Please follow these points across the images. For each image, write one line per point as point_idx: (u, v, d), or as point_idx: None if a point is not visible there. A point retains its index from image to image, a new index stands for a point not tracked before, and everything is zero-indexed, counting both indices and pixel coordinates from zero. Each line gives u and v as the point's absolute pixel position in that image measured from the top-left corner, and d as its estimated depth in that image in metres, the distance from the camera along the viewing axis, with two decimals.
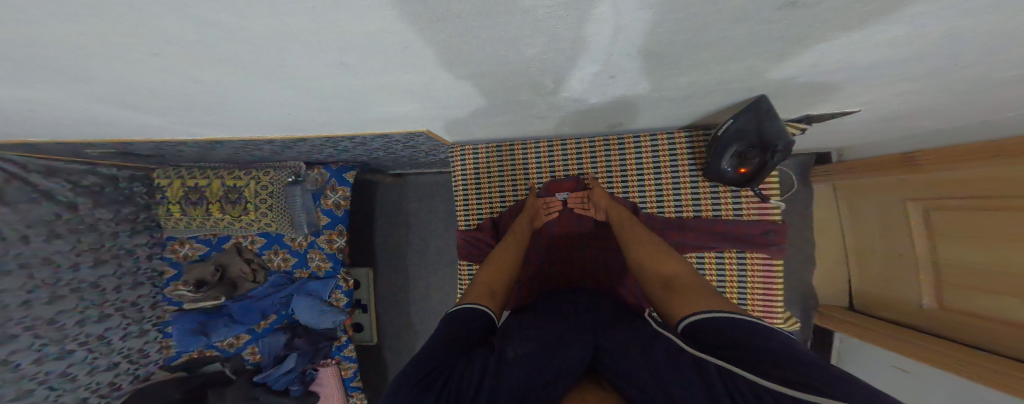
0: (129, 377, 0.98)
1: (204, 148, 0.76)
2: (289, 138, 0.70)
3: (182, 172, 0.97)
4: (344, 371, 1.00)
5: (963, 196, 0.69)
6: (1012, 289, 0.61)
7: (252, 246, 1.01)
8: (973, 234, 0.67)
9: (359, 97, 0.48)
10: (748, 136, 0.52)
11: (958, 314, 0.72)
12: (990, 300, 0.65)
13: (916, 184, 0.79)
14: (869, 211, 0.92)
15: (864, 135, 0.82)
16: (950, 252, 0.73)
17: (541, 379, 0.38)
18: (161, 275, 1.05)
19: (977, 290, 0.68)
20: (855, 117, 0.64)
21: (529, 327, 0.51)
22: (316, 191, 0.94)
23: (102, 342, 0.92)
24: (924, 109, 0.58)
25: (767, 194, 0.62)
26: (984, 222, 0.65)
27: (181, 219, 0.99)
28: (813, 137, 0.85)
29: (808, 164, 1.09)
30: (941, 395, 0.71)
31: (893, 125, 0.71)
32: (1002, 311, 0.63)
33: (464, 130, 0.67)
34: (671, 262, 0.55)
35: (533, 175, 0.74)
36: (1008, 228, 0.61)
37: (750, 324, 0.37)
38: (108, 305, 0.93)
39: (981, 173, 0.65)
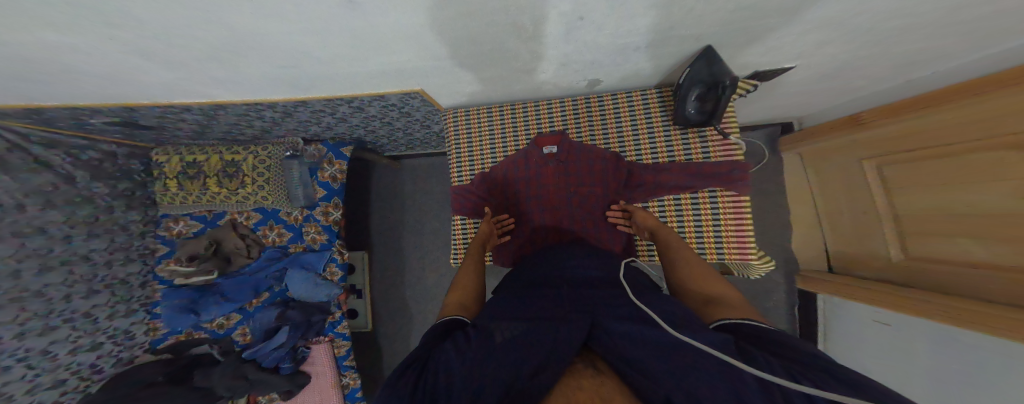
0: (112, 359, 0.95)
1: (206, 116, 0.77)
2: (292, 100, 0.72)
3: (181, 149, 1.00)
4: (337, 349, 1.00)
5: (913, 148, 0.71)
6: (965, 229, 0.61)
7: (248, 222, 1.03)
8: (924, 181, 0.69)
9: (362, 45, 0.50)
10: (701, 77, 0.58)
11: (922, 262, 0.72)
12: (948, 245, 0.65)
13: (866, 144, 0.82)
14: (832, 176, 0.96)
15: (819, 103, 0.90)
16: (907, 202, 0.74)
17: (524, 371, 0.31)
18: (152, 253, 1.06)
19: (935, 236, 0.68)
20: (803, 82, 0.72)
21: (515, 303, 0.46)
22: (313, 165, 0.99)
23: (87, 320, 0.90)
24: (864, 68, 0.64)
25: (728, 131, 0.69)
26: (935, 168, 0.66)
27: (177, 194, 1.01)
28: (777, 106, 0.92)
29: (774, 134, 1.15)
30: (928, 345, 0.71)
31: (842, 90, 0.78)
32: (965, 252, 0.62)
33: (453, 88, 0.72)
34: (725, 288, 0.48)
35: (520, 132, 0.79)
36: (957, 173, 0.62)
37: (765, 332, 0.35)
38: (97, 281, 0.93)
39: (920, 124, 0.68)
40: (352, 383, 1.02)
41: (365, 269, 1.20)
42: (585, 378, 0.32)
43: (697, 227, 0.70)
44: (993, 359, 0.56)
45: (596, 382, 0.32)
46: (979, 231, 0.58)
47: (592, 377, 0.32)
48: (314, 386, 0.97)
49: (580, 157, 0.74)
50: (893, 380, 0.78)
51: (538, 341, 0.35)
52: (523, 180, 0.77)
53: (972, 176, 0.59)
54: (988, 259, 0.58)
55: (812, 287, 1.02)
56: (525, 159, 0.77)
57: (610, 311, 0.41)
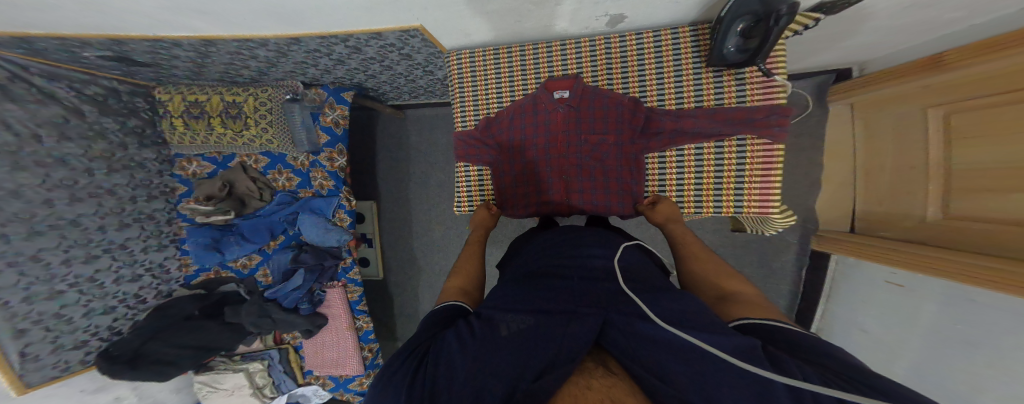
0: (153, 291, 1.04)
1: (198, 53, 0.77)
2: (283, 38, 0.69)
3: (182, 88, 0.99)
4: (350, 294, 1.06)
5: (984, 93, 0.60)
6: (1018, 184, 0.54)
7: (256, 165, 1.05)
8: (987, 132, 0.59)
9: None
10: (750, 6, 0.48)
11: (956, 220, 0.67)
12: (995, 203, 0.58)
13: (937, 89, 0.70)
14: (882, 126, 0.87)
15: (873, 45, 0.79)
16: (965, 156, 0.65)
17: (532, 369, 0.31)
18: (172, 191, 1.10)
19: (984, 193, 0.61)
20: (859, 19, 0.62)
21: (524, 293, 0.46)
22: (315, 110, 0.97)
23: (125, 251, 0.97)
24: (935, 4, 0.54)
25: (774, 71, 0.60)
26: (1001, 120, 0.57)
27: (185, 133, 1.01)
28: (823, 49, 0.82)
29: (825, 85, 1.05)
30: (935, 304, 0.69)
31: (921, 26, 0.66)
32: (1015, 211, 0.55)
33: (456, 26, 0.66)
34: (742, 285, 0.49)
35: (531, 74, 0.73)
36: (1011, 122, 0.55)
37: (792, 333, 0.34)
38: (127, 215, 0.97)
39: (981, 71, 0.59)
40: (365, 326, 1.09)
41: (373, 219, 1.24)
42: (597, 378, 0.31)
43: (715, 181, 0.68)
44: (1001, 315, 0.55)
45: (608, 383, 0.30)
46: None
47: (601, 375, 0.32)
48: (332, 326, 1.05)
49: (594, 102, 0.69)
50: (891, 334, 0.79)
51: (546, 340, 0.34)
52: (531, 127, 0.73)
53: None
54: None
55: (828, 248, 1.00)
56: (534, 104, 0.72)
57: (621, 306, 0.40)
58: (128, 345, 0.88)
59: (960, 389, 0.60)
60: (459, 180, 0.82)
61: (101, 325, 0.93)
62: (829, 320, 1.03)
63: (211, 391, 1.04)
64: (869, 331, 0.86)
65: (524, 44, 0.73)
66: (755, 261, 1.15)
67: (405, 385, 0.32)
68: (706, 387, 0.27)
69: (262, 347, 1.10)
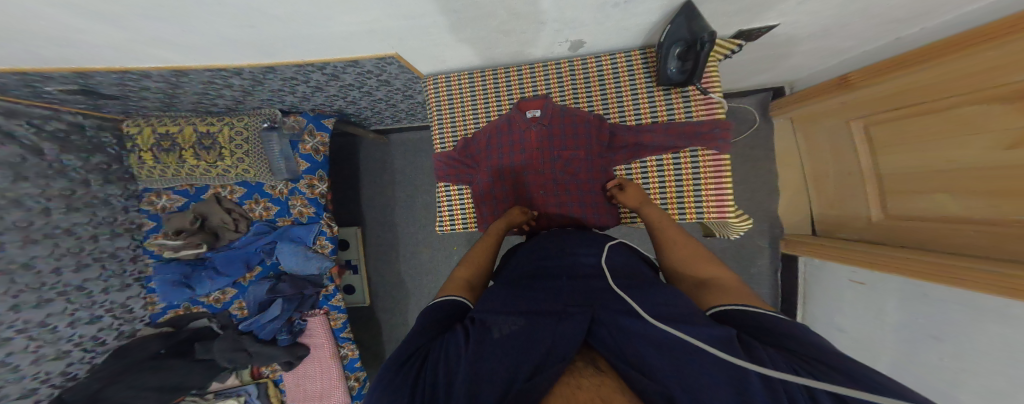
0: (113, 332, 0.98)
1: (170, 84, 0.76)
2: (258, 67, 0.70)
3: (154, 120, 0.97)
4: (332, 322, 1.04)
5: (904, 105, 0.68)
6: (960, 186, 0.59)
7: (232, 195, 1.02)
8: (916, 139, 0.66)
9: (321, 3, 0.45)
10: (680, 34, 0.54)
11: (899, 220, 0.74)
12: (938, 201, 0.64)
13: (855, 105, 0.79)
14: (821, 138, 0.95)
15: (802, 67, 0.89)
16: (898, 162, 0.72)
17: (523, 370, 0.32)
18: (140, 228, 1.05)
19: (917, 194, 0.68)
20: (793, 43, 0.69)
21: (516, 295, 0.46)
22: (293, 138, 0.97)
23: (82, 293, 0.92)
24: (857, 25, 0.61)
25: (709, 88, 0.68)
26: (930, 125, 0.63)
27: (154, 166, 0.99)
28: (760, 71, 0.90)
29: (765, 100, 1.13)
30: (897, 300, 0.74)
31: (824, 51, 0.75)
32: (960, 209, 0.60)
33: (430, 54, 0.69)
34: (715, 267, 0.50)
35: (502, 95, 0.77)
36: (930, 131, 0.63)
37: (768, 321, 0.35)
38: (86, 255, 0.93)
39: (889, 88, 0.70)
40: (349, 354, 1.06)
41: (358, 245, 1.24)
42: (584, 377, 0.32)
43: (676, 186, 0.71)
44: (961, 311, 0.59)
45: (598, 380, 0.32)
46: (954, 188, 0.60)
47: (596, 377, 0.32)
48: (314, 357, 1.01)
49: (564, 120, 0.73)
50: (863, 332, 0.82)
51: (537, 340, 0.36)
52: (506, 146, 0.76)
53: (945, 133, 0.61)
54: (961, 213, 0.60)
55: (795, 251, 1.05)
56: (509, 123, 0.75)
57: (610, 303, 0.42)
58: (84, 390, 0.84)
59: (936, 384, 0.62)
60: (439, 198, 0.83)
61: (52, 371, 0.86)
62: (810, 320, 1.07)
63: None
64: (844, 328, 0.89)
65: (494, 68, 0.77)
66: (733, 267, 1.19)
67: (405, 384, 0.32)
68: (686, 374, 0.29)
69: (237, 383, 1.04)
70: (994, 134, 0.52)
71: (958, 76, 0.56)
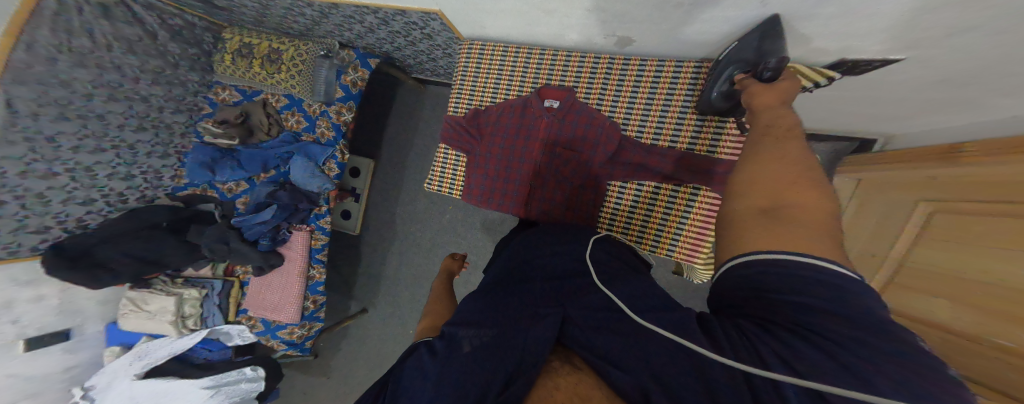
0: (137, 194, 1.08)
1: (263, 6, 0.88)
2: (325, 2, 0.77)
3: (245, 32, 1.09)
4: (315, 241, 1.06)
5: (973, 198, 0.57)
6: (977, 300, 0.53)
7: (275, 104, 1.10)
8: (962, 241, 0.57)
9: None
10: (745, 53, 0.51)
11: (907, 319, 0.68)
12: (959, 312, 0.57)
13: (934, 183, 0.65)
14: (875, 211, 0.78)
15: (869, 124, 0.81)
16: (931, 258, 0.64)
17: (495, 382, 0.29)
18: (198, 111, 1.17)
19: (934, 296, 0.62)
20: (850, 88, 0.64)
21: (489, 302, 0.43)
22: (340, 67, 1.03)
23: (129, 152, 1.04)
24: (925, 85, 0.56)
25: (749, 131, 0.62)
26: (983, 231, 0.54)
27: (229, 65, 1.10)
28: (831, 118, 0.82)
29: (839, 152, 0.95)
30: None
31: (902, 109, 0.67)
32: (976, 327, 0.53)
33: (475, 20, 0.72)
34: (816, 191, 0.30)
35: (531, 78, 0.77)
36: (970, 236, 0.56)
37: (829, 289, 0.22)
38: (146, 120, 1.05)
39: (986, 173, 0.55)
40: (317, 276, 1.08)
41: (366, 177, 1.26)
42: (561, 377, 0.29)
43: (662, 217, 0.69)
44: None
45: (574, 379, 0.29)
46: (971, 301, 0.55)
47: (571, 375, 0.29)
48: (285, 269, 1.04)
49: (578, 118, 0.71)
50: None
51: (506, 347, 0.33)
52: (513, 128, 0.76)
53: (975, 243, 0.55)
54: (973, 333, 0.54)
55: None
56: (524, 107, 0.75)
57: (580, 304, 0.38)
58: (84, 241, 0.92)
59: None
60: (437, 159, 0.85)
61: (72, 214, 0.96)
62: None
63: (131, 312, 1.02)
64: None
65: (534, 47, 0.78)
66: None
67: None
68: (655, 366, 0.26)
69: (208, 275, 1.11)
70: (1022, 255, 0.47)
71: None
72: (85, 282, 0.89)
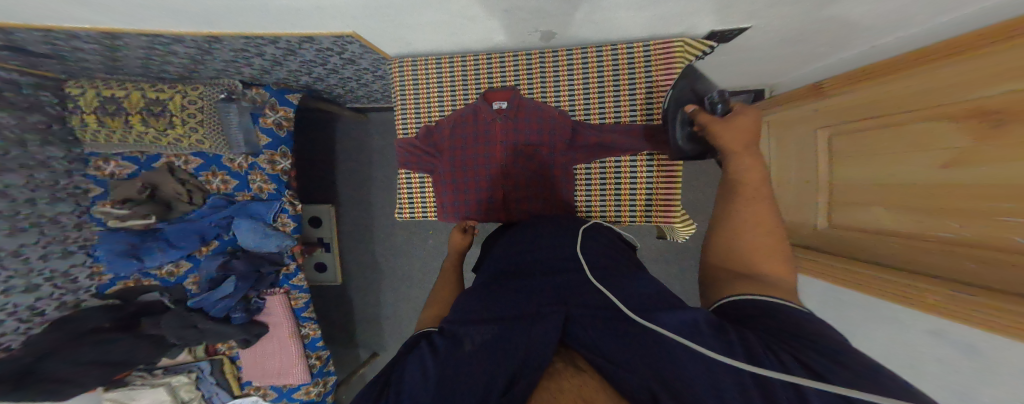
0: (53, 303, 0.91)
1: (104, 45, 0.71)
2: (201, 36, 0.66)
3: (100, 83, 0.91)
4: (293, 301, 1.04)
5: (880, 115, 0.67)
6: (901, 201, 0.63)
7: (186, 167, 1.00)
8: (875, 155, 0.68)
9: None
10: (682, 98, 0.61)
11: (838, 228, 0.81)
12: (882, 212, 0.67)
13: (833, 112, 0.80)
14: (788, 144, 0.99)
15: (768, 67, 0.92)
16: (864, 173, 0.72)
17: (501, 376, 0.32)
18: (84, 193, 0.98)
19: (865, 206, 0.72)
20: (748, 42, 0.70)
21: (486, 298, 0.47)
22: (254, 111, 0.97)
23: (17, 259, 0.84)
24: (819, 25, 0.61)
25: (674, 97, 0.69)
26: (888, 138, 0.65)
27: (100, 131, 0.93)
28: (740, 71, 0.94)
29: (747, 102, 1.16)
30: (820, 297, 0.81)
31: (790, 53, 0.80)
32: (898, 225, 0.64)
33: (395, 36, 0.66)
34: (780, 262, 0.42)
35: (471, 83, 0.74)
36: (880, 146, 0.67)
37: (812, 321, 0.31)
38: (21, 218, 0.85)
39: (883, 91, 0.66)
40: (312, 332, 1.07)
41: (331, 224, 1.26)
42: (566, 380, 0.33)
43: (631, 189, 0.73)
44: (873, 315, 0.65)
45: (578, 383, 0.32)
46: (889, 201, 0.65)
47: (574, 380, 0.33)
48: (274, 335, 1.02)
49: (530, 114, 0.72)
50: None
51: (513, 343, 0.37)
52: (470, 137, 0.74)
53: (886, 149, 0.66)
54: (903, 231, 0.63)
55: None
56: (474, 114, 0.74)
57: (582, 301, 0.43)
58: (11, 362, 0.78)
59: None
60: (400, 186, 0.81)
61: None
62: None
63: None
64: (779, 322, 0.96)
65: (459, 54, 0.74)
66: None
67: None
68: (658, 362, 0.31)
69: (190, 360, 1.05)
70: (932, 151, 0.56)
71: (928, 88, 0.57)
72: (41, 400, 0.78)
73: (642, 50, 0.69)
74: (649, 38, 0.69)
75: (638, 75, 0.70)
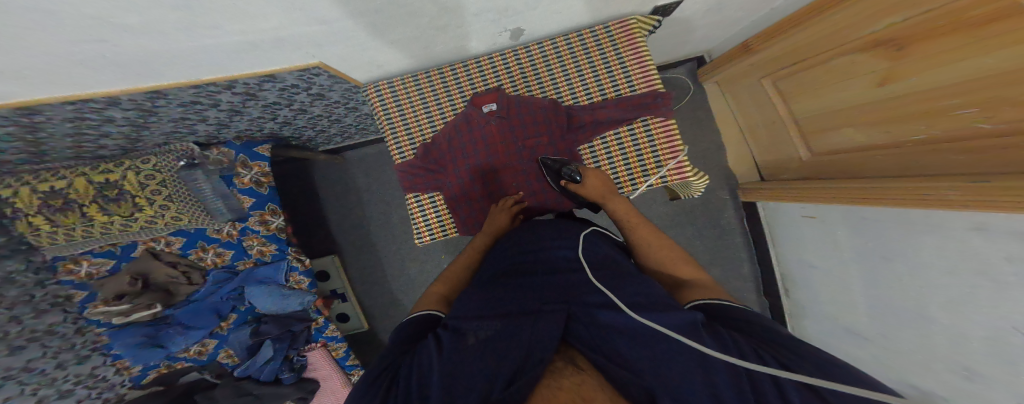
0: (97, 401, 0.93)
1: (31, 127, 0.62)
2: (140, 92, 0.58)
3: (27, 175, 0.77)
4: (335, 351, 1.06)
5: (828, 55, 0.69)
6: (882, 119, 0.64)
7: (170, 248, 0.93)
8: (832, 79, 0.71)
9: (199, 13, 0.36)
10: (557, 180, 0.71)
11: (821, 155, 0.84)
12: (875, 133, 0.68)
13: (777, 55, 0.82)
14: (742, 95, 1.05)
15: (726, 30, 0.94)
16: (834, 98, 0.73)
17: (501, 375, 0.33)
18: (68, 300, 0.88)
19: (865, 124, 0.69)
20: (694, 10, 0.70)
21: (491, 295, 0.48)
22: (224, 172, 0.90)
23: (33, 374, 0.81)
24: None
25: (643, 62, 0.68)
26: (840, 65, 0.68)
27: (55, 232, 0.81)
28: (688, 40, 0.97)
29: (693, 69, 1.21)
30: (845, 228, 0.84)
31: (718, 22, 0.85)
32: (881, 142, 0.67)
33: (362, 60, 0.60)
34: (690, 268, 0.53)
35: (454, 94, 0.70)
36: (823, 81, 0.74)
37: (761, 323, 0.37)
38: (16, 338, 0.78)
39: (816, 32, 0.70)
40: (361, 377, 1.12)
41: (339, 273, 1.22)
42: (564, 377, 0.33)
43: (637, 154, 0.70)
44: (914, 232, 0.66)
45: (577, 380, 0.33)
46: (851, 122, 0.72)
47: (568, 374, 0.34)
48: (327, 389, 1.05)
49: (521, 110, 0.68)
50: (830, 262, 0.92)
51: (513, 344, 0.37)
52: (469, 145, 0.71)
53: (831, 82, 0.73)
54: (894, 146, 0.65)
55: (753, 197, 1.12)
56: (467, 122, 0.69)
57: (585, 298, 0.45)
58: None
59: (910, 302, 0.69)
60: (412, 212, 0.78)
61: None
62: (783, 262, 1.15)
63: None
64: (814, 256, 0.98)
65: (430, 68, 0.70)
66: (707, 221, 1.24)
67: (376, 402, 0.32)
68: (659, 368, 0.32)
69: None
70: (864, 76, 0.63)
71: (861, 19, 0.60)
72: None
73: (604, 33, 0.67)
74: (606, 20, 0.68)
75: (610, 59, 0.68)
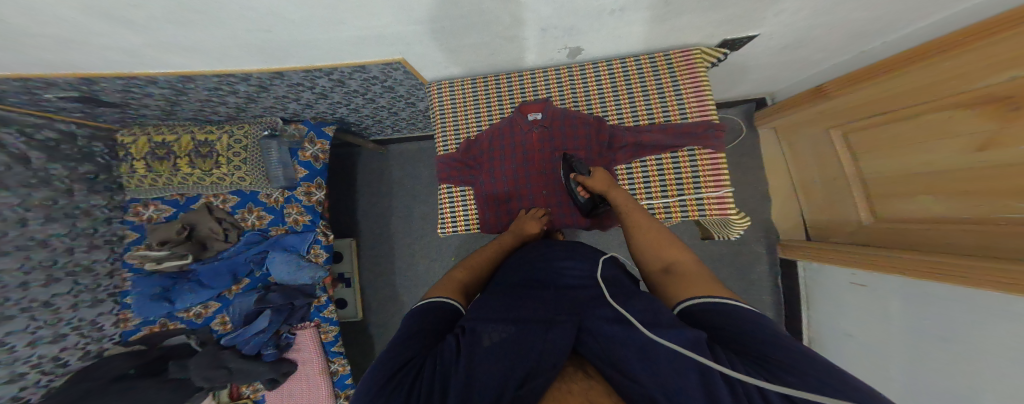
0: (77, 352, 0.90)
1: (174, 90, 0.79)
2: (268, 72, 0.73)
3: (150, 129, 0.99)
4: (324, 334, 1.03)
5: (898, 108, 0.72)
6: (957, 187, 0.62)
7: (223, 205, 1.03)
8: (907, 138, 0.71)
9: (339, 15, 0.50)
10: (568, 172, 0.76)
11: (889, 223, 0.79)
12: (952, 202, 0.64)
13: (839, 110, 0.86)
14: (803, 145, 1.04)
15: (778, 76, 0.97)
16: (908, 156, 0.71)
17: (516, 379, 0.31)
18: (120, 240, 1.02)
19: (944, 194, 0.65)
20: (760, 48, 0.74)
21: (508, 302, 0.45)
22: (293, 145, 1.03)
23: (49, 309, 0.86)
24: (816, 32, 0.68)
25: (704, 98, 0.73)
26: (927, 122, 0.66)
27: (146, 176, 0.99)
28: (733, 84, 1.03)
29: (751, 111, 1.22)
30: (897, 297, 0.74)
31: (799, 59, 0.85)
32: (955, 209, 0.63)
33: (434, 60, 0.73)
34: (676, 250, 0.50)
35: (505, 100, 0.80)
36: (902, 136, 0.72)
37: (747, 318, 0.32)
38: (59, 268, 0.89)
39: (898, 84, 0.70)
40: (341, 369, 1.06)
41: (352, 258, 1.28)
42: (576, 382, 0.32)
43: (677, 182, 0.72)
44: (963, 308, 0.60)
45: (584, 386, 0.31)
46: (919, 187, 0.70)
47: (583, 382, 0.32)
48: (303, 374, 1.01)
49: (564, 122, 0.76)
50: (868, 335, 0.82)
51: (529, 346, 0.35)
52: (509, 148, 0.78)
53: (904, 139, 0.72)
54: (989, 217, 0.57)
55: (793, 255, 1.07)
56: (510, 126, 0.78)
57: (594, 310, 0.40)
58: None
59: (950, 395, 0.60)
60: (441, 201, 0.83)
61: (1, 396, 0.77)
62: (816, 329, 1.04)
63: None
64: (851, 335, 0.88)
65: (489, 75, 0.82)
66: (733, 271, 1.17)
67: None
68: (659, 370, 0.29)
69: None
70: (942, 136, 0.63)
71: (959, 74, 0.58)
72: None
73: (665, 60, 0.74)
74: (670, 49, 0.75)
75: (664, 82, 0.74)
